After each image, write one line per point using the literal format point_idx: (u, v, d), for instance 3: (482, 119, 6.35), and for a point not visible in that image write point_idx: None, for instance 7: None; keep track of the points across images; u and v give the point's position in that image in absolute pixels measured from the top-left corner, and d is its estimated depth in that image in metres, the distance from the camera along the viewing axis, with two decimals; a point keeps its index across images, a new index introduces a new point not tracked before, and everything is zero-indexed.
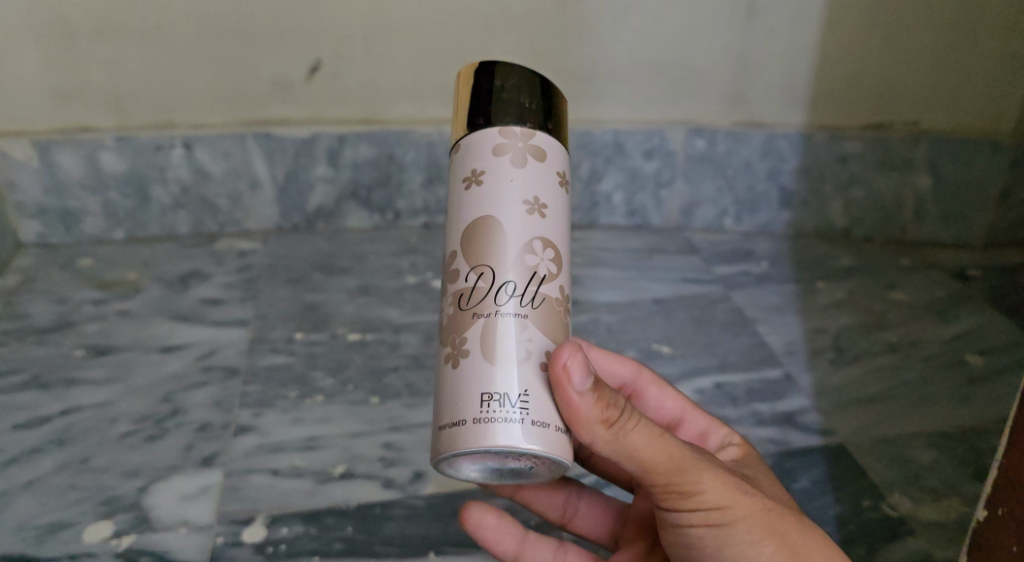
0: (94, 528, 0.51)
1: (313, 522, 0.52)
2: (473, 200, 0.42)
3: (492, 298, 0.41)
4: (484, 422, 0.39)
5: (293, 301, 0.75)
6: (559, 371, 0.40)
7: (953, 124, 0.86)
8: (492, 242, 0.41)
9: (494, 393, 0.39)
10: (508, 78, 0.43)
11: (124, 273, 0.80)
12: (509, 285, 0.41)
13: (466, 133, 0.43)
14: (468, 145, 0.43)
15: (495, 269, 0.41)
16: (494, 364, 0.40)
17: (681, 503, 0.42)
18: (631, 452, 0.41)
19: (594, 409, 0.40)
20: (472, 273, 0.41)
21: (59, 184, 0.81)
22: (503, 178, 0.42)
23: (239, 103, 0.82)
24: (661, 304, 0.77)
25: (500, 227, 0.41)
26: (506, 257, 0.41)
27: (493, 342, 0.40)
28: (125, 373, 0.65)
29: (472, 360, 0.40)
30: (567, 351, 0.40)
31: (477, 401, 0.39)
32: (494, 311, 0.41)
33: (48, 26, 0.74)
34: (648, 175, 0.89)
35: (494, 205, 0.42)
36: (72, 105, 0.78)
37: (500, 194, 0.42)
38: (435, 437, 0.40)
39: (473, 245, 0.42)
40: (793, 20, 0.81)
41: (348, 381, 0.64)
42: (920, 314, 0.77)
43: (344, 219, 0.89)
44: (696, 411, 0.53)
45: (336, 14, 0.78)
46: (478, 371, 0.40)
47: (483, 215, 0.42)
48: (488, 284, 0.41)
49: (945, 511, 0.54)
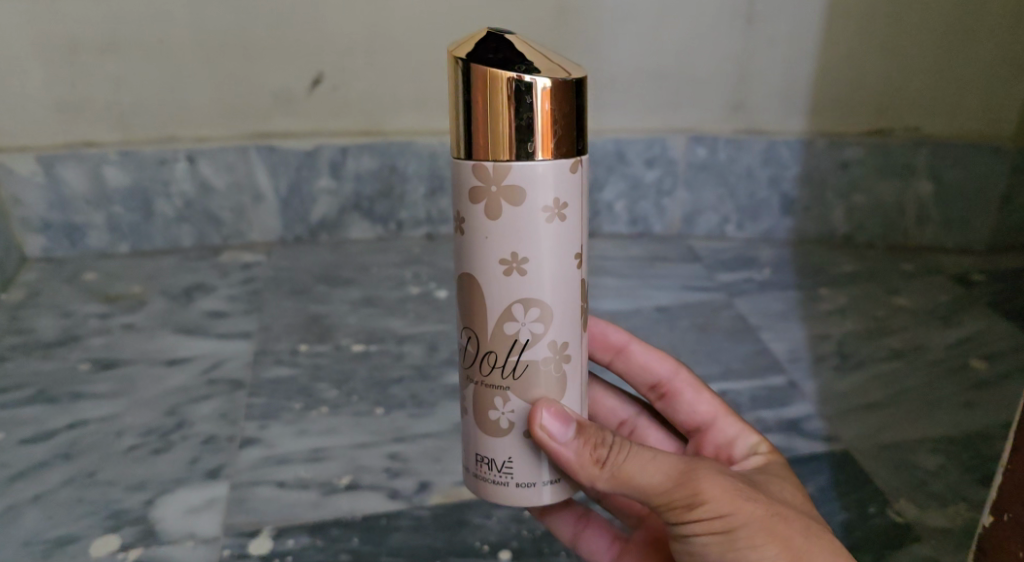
0: (100, 541, 0.51)
1: (319, 534, 0.51)
2: (460, 248, 0.40)
3: (478, 368, 0.41)
4: (478, 479, 0.42)
5: (297, 313, 0.76)
6: (538, 433, 0.40)
7: (956, 130, 0.87)
8: (474, 306, 0.40)
9: (485, 455, 0.42)
10: (506, 97, 0.37)
11: (129, 287, 0.80)
12: (491, 356, 0.41)
13: (457, 157, 0.39)
14: (453, 180, 0.40)
15: (477, 337, 0.41)
16: (482, 429, 0.42)
17: (686, 515, 0.40)
18: (632, 480, 0.41)
19: (582, 451, 0.40)
20: (463, 333, 0.42)
21: (64, 198, 0.81)
22: (479, 232, 0.39)
23: (242, 117, 0.82)
24: (664, 312, 0.77)
25: (480, 290, 0.40)
26: (484, 326, 0.40)
27: (482, 409, 0.42)
28: (131, 386, 0.65)
29: (466, 420, 0.42)
30: (545, 410, 0.40)
31: (472, 459, 0.42)
32: (481, 381, 0.41)
33: (52, 43, 0.75)
34: (649, 184, 0.89)
35: (473, 262, 0.40)
36: (76, 121, 0.79)
37: (477, 250, 0.39)
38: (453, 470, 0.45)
39: (462, 304, 0.41)
40: (791, 29, 0.83)
41: (353, 392, 0.65)
42: (923, 320, 0.77)
43: (347, 230, 0.89)
44: (728, 418, 0.52)
45: (337, 28, 0.80)
46: (471, 431, 0.42)
47: (465, 271, 0.40)
48: (473, 349, 0.41)
49: (952, 517, 0.54)
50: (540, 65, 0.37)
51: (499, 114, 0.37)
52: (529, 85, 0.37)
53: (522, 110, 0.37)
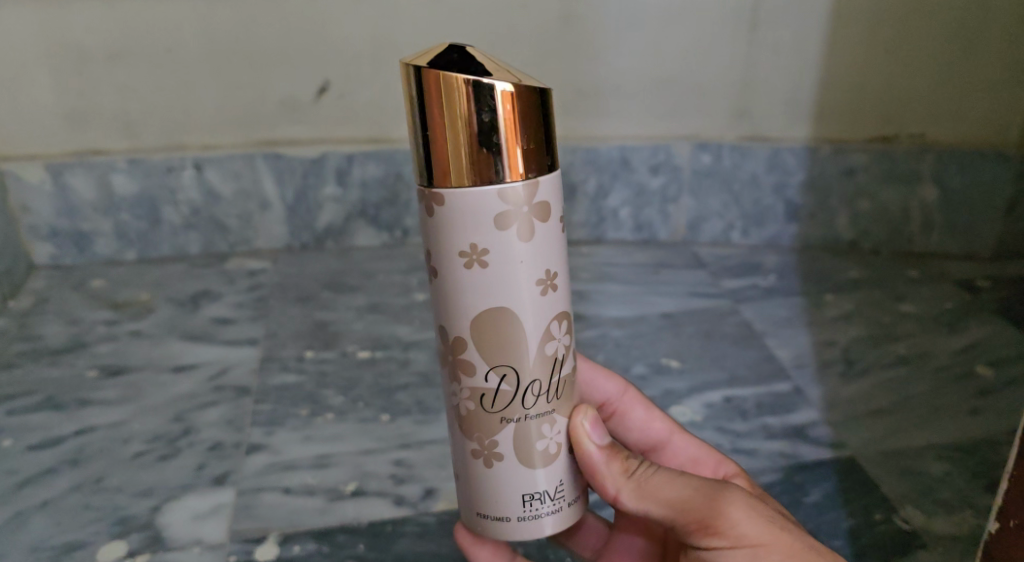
0: (106, 548, 0.51)
1: (325, 540, 0.52)
2: (482, 284, 0.37)
3: (521, 403, 0.39)
4: (529, 520, 0.40)
5: (303, 319, 0.76)
6: (579, 439, 0.41)
7: (960, 135, 0.86)
8: (510, 339, 0.38)
9: (533, 492, 0.40)
10: (466, 107, 0.35)
11: (136, 294, 0.80)
12: (535, 384, 0.39)
13: (449, 186, 0.36)
14: (460, 210, 0.36)
15: (520, 371, 0.38)
16: (527, 466, 0.40)
17: (715, 539, 0.40)
18: (658, 494, 0.42)
19: (611, 462, 0.42)
20: (493, 373, 0.38)
21: (73, 206, 0.82)
22: (509, 259, 0.37)
23: (249, 126, 0.83)
24: (669, 319, 0.77)
25: (520, 321, 0.38)
26: (526, 356, 0.38)
27: (527, 445, 0.40)
28: (137, 392, 0.65)
29: (508, 465, 0.39)
30: (585, 413, 0.42)
31: (521, 502, 0.40)
32: (523, 416, 0.39)
33: (62, 54, 0.77)
34: (654, 191, 0.90)
35: (504, 294, 0.37)
36: (84, 131, 0.80)
37: (509, 279, 0.37)
38: (474, 524, 0.41)
39: (490, 344, 0.38)
40: (795, 36, 0.83)
41: (359, 398, 0.65)
42: (929, 327, 0.77)
43: (353, 237, 0.89)
44: (683, 435, 0.53)
45: (344, 37, 0.80)
46: (514, 474, 0.40)
47: (494, 306, 0.37)
48: (513, 387, 0.39)
49: (959, 524, 0.53)
50: (494, 70, 0.35)
51: (455, 129, 0.35)
52: (485, 98, 0.35)
53: (476, 125, 0.35)
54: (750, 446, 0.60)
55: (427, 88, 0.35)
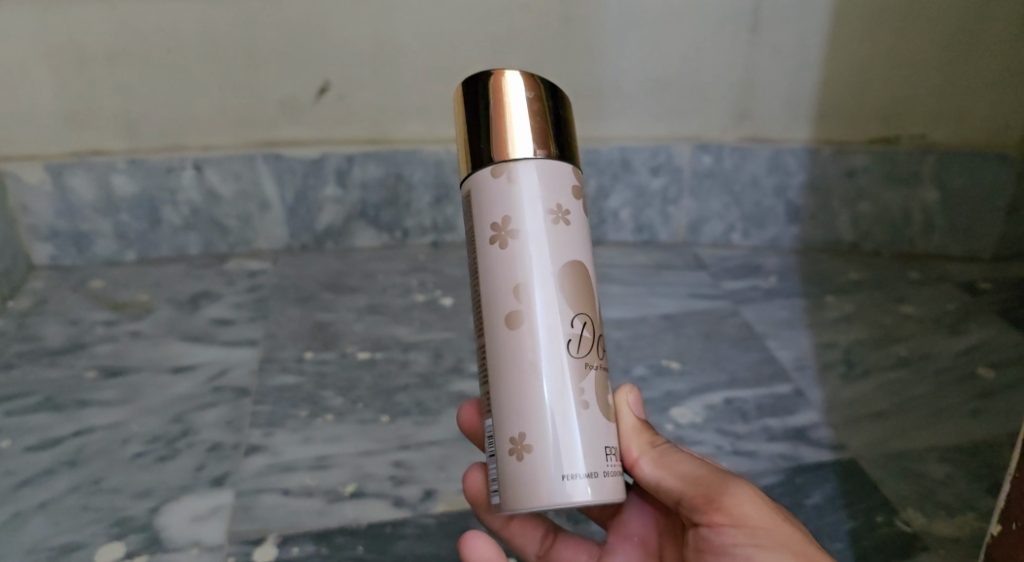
0: (105, 549, 0.51)
1: (324, 542, 0.52)
2: (566, 236, 0.42)
3: (597, 350, 0.43)
4: (610, 474, 0.41)
5: (303, 320, 0.76)
6: (623, 403, 0.45)
7: (960, 136, 0.86)
8: (587, 289, 0.43)
9: (609, 446, 0.42)
10: (507, 93, 0.42)
11: (136, 294, 0.80)
12: (602, 338, 0.43)
13: (528, 153, 0.42)
14: (546, 171, 0.42)
15: (594, 320, 0.43)
16: (604, 418, 0.42)
17: (721, 517, 0.42)
18: (676, 468, 0.44)
19: (640, 430, 0.45)
20: (576, 320, 0.42)
21: (73, 207, 0.82)
22: (582, 221, 0.43)
23: (250, 127, 0.83)
24: (670, 320, 0.77)
25: (591, 275, 0.43)
26: (596, 309, 0.43)
27: (603, 395, 0.42)
28: (136, 393, 0.65)
29: (593, 413, 0.42)
30: (628, 388, 0.46)
31: (605, 453, 0.41)
32: (598, 364, 0.43)
33: (62, 54, 0.76)
34: (655, 192, 0.90)
35: (580, 249, 0.43)
36: (84, 131, 0.80)
37: (582, 239, 0.43)
38: (562, 485, 0.40)
39: (573, 292, 0.42)
40: (797, 36, 0.83)
41: (359, 399, 0.65)
42: (930, 328, 0.76)
43: (354, 238, 0.89)
44: None
45: (344, 37, 0.80)
46: (596, 423, 0.42)
47: (573, 257, 0.42)
48: (591, 334, 0.43)
49: (960, 527, 0.53)
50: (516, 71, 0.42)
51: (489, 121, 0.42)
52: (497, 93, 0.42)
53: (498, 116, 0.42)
54: (750, 448, 0.60)
55: (476, 87, 0.42)
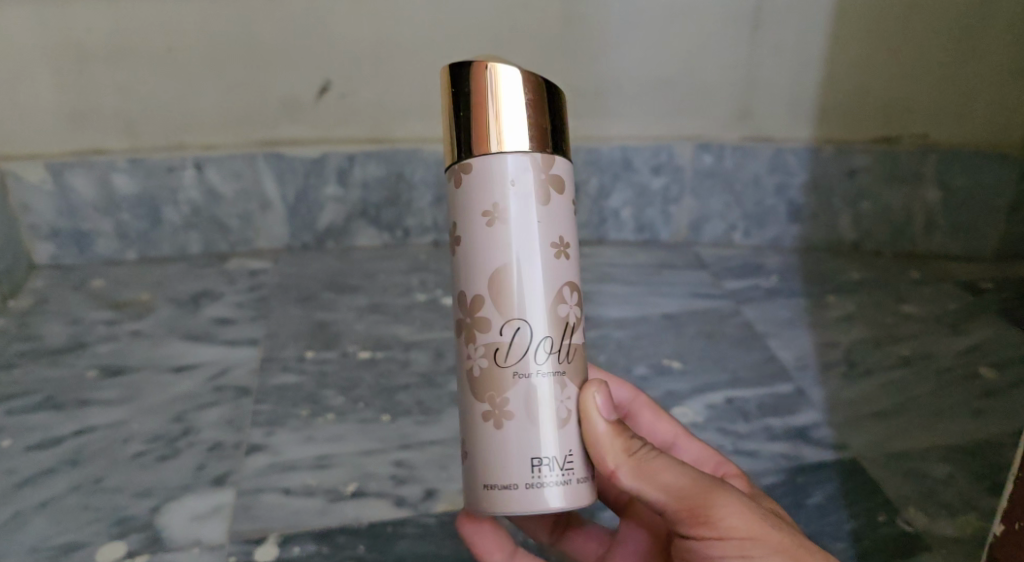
0: (106, 549, 0.51)
1: (325, 541, 0.52)
2: (497, 239, 0.42)
3: (534, 356, 0.42)
4: (534, 487, 0.41)
5: (304, 320, 0.76)
6: (589, 407, 0.43)
7: (962, 136, 0.86)
8: (522, 292, 0.42)
9: (541, 457, 0.41)
10: (495, 86, 0.41)
11: (137, 294, 0.80)
12: (547, 342, 0.42)
13: (469, 156, 0.42)
14: (483, 173, 0.42)
15: (533, 325, 0.42)
16: (535, 427, 0.41)
17: (706, 530, 0.42)
18: (658, 479, 0.43)
19: (613, 438, 0.43)
20: (506, 326, 0.42)
21: (74, 206, 0.82)
22: (525, 217, 0.42)
23: (250, 126, 0.83)
24: (672, 320, 0.77)
25: (530, 276, 0.42)
26: (540, 311, 0.42)
27: (535, 403, 0.42)
28: (137, 393, 0.65)
29: (517, 423, 0.41)
30: (597, 389, 0.43)
31: (528, 465, 0.41)
32: (534, 371, 0.42)
33: (63, 53, 0.76)
34: (656, 191, 0.90)
35: (515, 249, 0.42)
36: (84, 130, 0.80)
37: (523, 237, 0.42)
38: (482, 495, 0.42)
39: (503, 297, 0.42)
40: (799, 35, 0.83)
41: (360, 398, 0.65)
42: (932, 328, 0.76)
43: (354, 237, 0.89)
44: (688, 439, 0.53)
45: (345, 35, 0.80)
46: (522, 434, 0.41)
47: (505, 260, 0.42)
48: (525, 340, 0.42)
49: (962, 527, 0.53)
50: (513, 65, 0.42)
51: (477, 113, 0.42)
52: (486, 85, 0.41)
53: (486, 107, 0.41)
54: (752, 447, 0.60)
55: (462, 81, 0.42)
